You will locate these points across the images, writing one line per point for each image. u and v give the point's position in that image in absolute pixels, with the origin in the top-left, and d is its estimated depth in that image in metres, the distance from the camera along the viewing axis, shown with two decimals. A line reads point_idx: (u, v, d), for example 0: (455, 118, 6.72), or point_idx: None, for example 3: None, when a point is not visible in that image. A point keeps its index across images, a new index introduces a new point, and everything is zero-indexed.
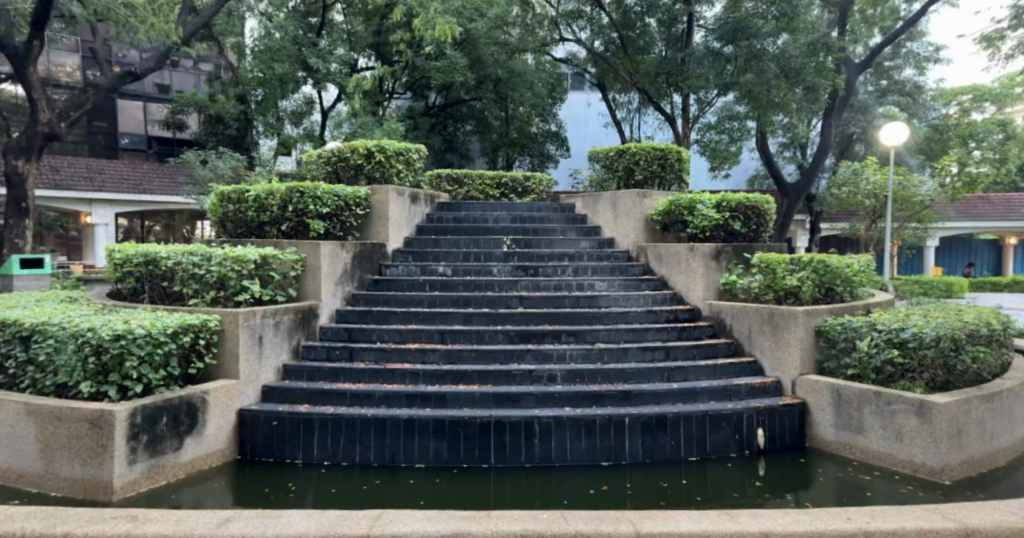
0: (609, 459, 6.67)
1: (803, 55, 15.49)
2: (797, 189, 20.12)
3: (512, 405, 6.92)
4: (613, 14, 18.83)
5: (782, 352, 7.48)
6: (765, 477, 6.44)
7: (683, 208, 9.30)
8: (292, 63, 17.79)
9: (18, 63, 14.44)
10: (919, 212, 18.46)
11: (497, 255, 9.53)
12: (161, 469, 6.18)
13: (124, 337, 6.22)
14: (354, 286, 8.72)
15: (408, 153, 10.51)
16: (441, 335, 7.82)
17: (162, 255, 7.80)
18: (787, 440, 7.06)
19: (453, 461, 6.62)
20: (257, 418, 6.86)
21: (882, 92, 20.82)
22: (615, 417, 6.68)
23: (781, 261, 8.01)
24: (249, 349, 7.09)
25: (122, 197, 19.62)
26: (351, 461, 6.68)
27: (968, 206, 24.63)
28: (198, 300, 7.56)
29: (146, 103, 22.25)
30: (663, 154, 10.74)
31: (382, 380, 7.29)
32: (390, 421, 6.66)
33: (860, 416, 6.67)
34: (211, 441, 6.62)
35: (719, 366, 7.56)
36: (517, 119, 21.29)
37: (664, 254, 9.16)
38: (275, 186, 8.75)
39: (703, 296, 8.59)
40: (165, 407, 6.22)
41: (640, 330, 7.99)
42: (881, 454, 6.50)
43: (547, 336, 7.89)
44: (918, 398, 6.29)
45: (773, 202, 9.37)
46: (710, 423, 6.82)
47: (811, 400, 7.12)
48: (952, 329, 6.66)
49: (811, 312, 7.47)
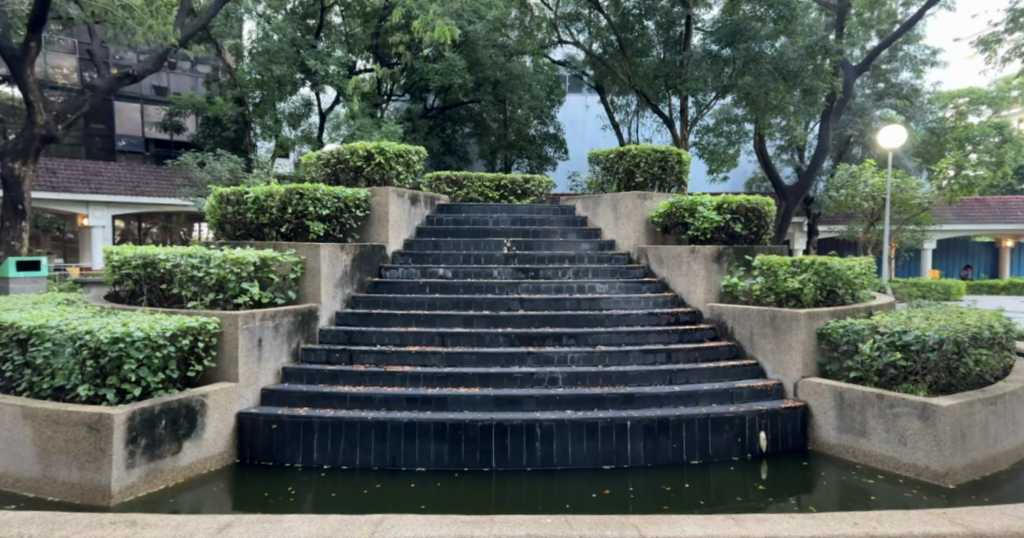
0: (611, 463, 6.64)
1: (802, 57, 15.57)
2: (795, 192, 20.13)
3: (513, 408, 6.88)
4: (612, 16, 18.82)
5: (784, 355, 7.46)
6: (768, 481, 6.40)
7: (683, 210, 9.27)
8: (290, 65, 17.70)
9: (15, 64, 14.37)
10: (918, 214, 18.51)
11: (496, 257, 9.50)
12: (159, 473, 6.13)
13: (122, 340, 6.16)
14: (354, 287, 8.68)
15: (407, 155, 10.47)
16: (442, 338, 7.78)
17: (160, 257, 7.74)
18: (789, 443, 7.04)
19: (453, 465, 6.58)
20: (257, 421, 6.82)
21: (880, 94, 20.90)
22: (617, 420, 6.64)
23: (783, 263, 7.98)
24: (249, 352, 7.04)
25: (120, 199, 19.54)
26: (351, 465, 6.64)
27: (967, 209, 24.65)
28: (197, 302, 7.50)
29: (144, 105, 22.21)
30: (663, 156, 10.73)
31: (383, 383, 7.23)
32: (390, 425, 6.62)
33: (863, 419, 6.64)
34: (209, 445, 6.57)
35: (720, 369, 7.54)
36: (515, 121, 21.26)
37: (665, 256, 9.13)
38: (275, 188, 8.71)
39: (704, 298, 8.56)
40: (163, 411, 6.17)
41: (641, 332, 7.96)
42: (884, 457, 6.47)
43: (548, 338, 7.84)
44: (921, 401, 6.26)
45: (773, 204, 9.36)
46: (712, 426, 6.80)
47: (813, 402, 7.09)
48: (956, 332, 6.61)
49: (813, 314, 7.44)
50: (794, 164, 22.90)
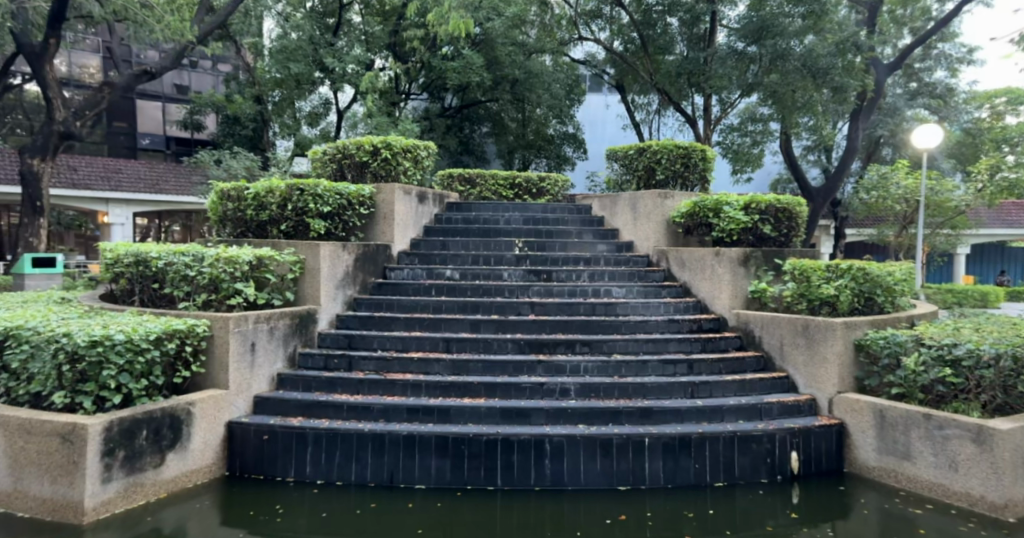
0: (627, 483, 6.09)
1: (832, 54, 14.83)
2: (823, 193, 19.52)
3: (521, 421, 6.35)
4: (634, 12, 18.18)
5: (817, 368, 6.86)
6: (801, 507, 5.84)
7: (707, 210, 8.66)
8: (309, 63, 17.34)
9: (35, 62, 14.21)
10: (954, 218, 17.67)
11: (507, 258, 8.99)
12: (139, 488, 5.68)
13: (101, 344, 5.69)
14: (356, 288, 8.23)
15: (415, 150, 10.00)
16: (446, 344, 7.27)
17: (151, 255, 7.29)
18: (822, 464, 6.45)
19: (455, 482, 6.07)
20: (247, 431, 6.36)
21: (913, 94, 20.04)
22: (634, 436, 6.10)
23: (817, 268, 7.36)
24: (240, 357, 6.59)
25: (139, 197, 19.33)
26: (346, 480, 6.16)
27: (1002, 213, 23.77)
28: (189, 303, 7.08)
29: (165, 103, 21.92)
30: (686, 152, 10.14)
31: (383, 392, 6.75)
32: (388, 438, 6.13)
33: (907, 440, 6.05)
34: (195, 457, 6.11)
35: (747, 381, 6.96)
36: (534, 120, 20.65)
37: (687, 259, 8.55)
38: (275, 183, 8.28)
39: (729, 304, 7.98)
40: (145, 420, 5.73)
41: (661, 341, 7.39)
42: (932, 484, 5.87)
43: (560, 345, 7.30)
44: (976, 423, 5.64)
45: (805, 204, 8.77)
46: (738, 445, 6.23)
47: (850, 420, 6.50)
48: (1013, 346, 6.01)
49: (851, 324, 6.83)
50: (821, 165, 22.13)
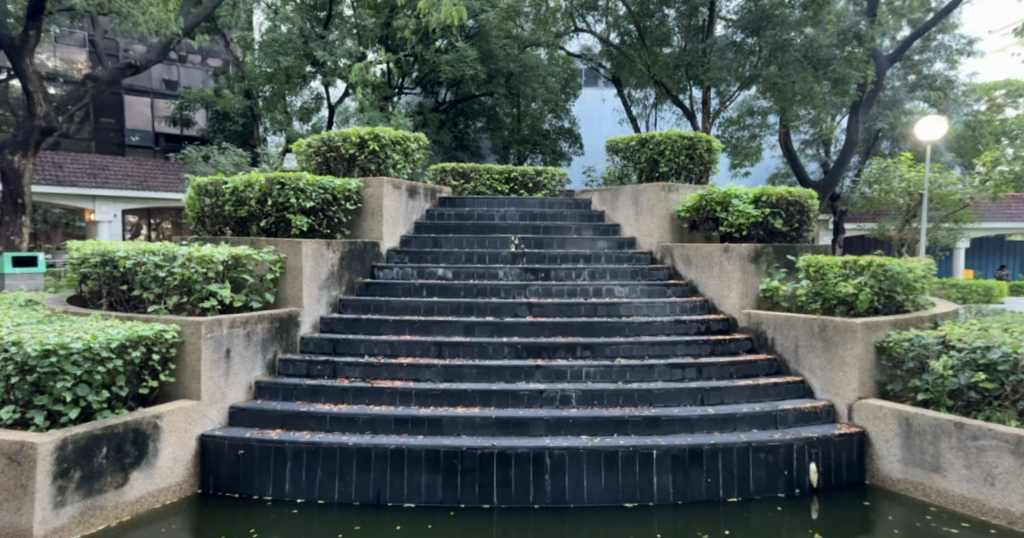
0: (634, 500, 5.61)
1: (835, 44, 14.45)
2: (824, 187, 19.01)
3: (519, 432, 5.86)
4: (630, 4, 17.55)
5: (836, 373, 6.41)
6: (823, 523, 5.39)
7: (714, 203, 8.17)
8: (298, 56, 16.60)
9: (13, 55, 13.53)
10: (957, 211, 17.14)
11: (503, 256, 8.48)
12: (98, 511, 5.18)
13: (55, 353, 5.18)
14: (342, 290, 7.74)
15: (405, 142, 9.50)
16: (438, 349, 6.79)
17: (119, 254, 6.76)
18: (843, 476, 5.99)
19: (448, 500, 5.59)
20: (222, 445, 5.86)
21: (911, 87, 19.58)
22: (641, 449, 5.62)
23: (833, 264, 6.90)
24: (213, 366, 6.09)
25: (125, 194, 18.71)
26: (329, 499, 5.66)
27: (1003, 206, 23.37)
28: (159, 307, 6.57)
29: (153, 99, 21.13)
30: (692, 143, 9.61)
31: (369, 400, 6.25)
32: (375, 452, 5.64)
33: (936, 451, 5.60)
34: (163, 474, 5.61)
35: (760, 386, 6.51)
36: (529, 115, 20.06)
37: (693, 255, 8.07)
38: (254, 177, 7.76)
39: (739, 304, 7.50)
40: (105, 436, 5.23)
41: (668, 344, 6.92)
42: (965, 499, 5.43)
43: (560, 349, 6.81)
44: (1015, 434, 5.19)
45: (816, 197, 8.30)
46: (753, 457, 5.75)
47: (872, 429, 6.04)
48: None
49: (872, 324, 6.36)
50: (820, 159, 21.59)
